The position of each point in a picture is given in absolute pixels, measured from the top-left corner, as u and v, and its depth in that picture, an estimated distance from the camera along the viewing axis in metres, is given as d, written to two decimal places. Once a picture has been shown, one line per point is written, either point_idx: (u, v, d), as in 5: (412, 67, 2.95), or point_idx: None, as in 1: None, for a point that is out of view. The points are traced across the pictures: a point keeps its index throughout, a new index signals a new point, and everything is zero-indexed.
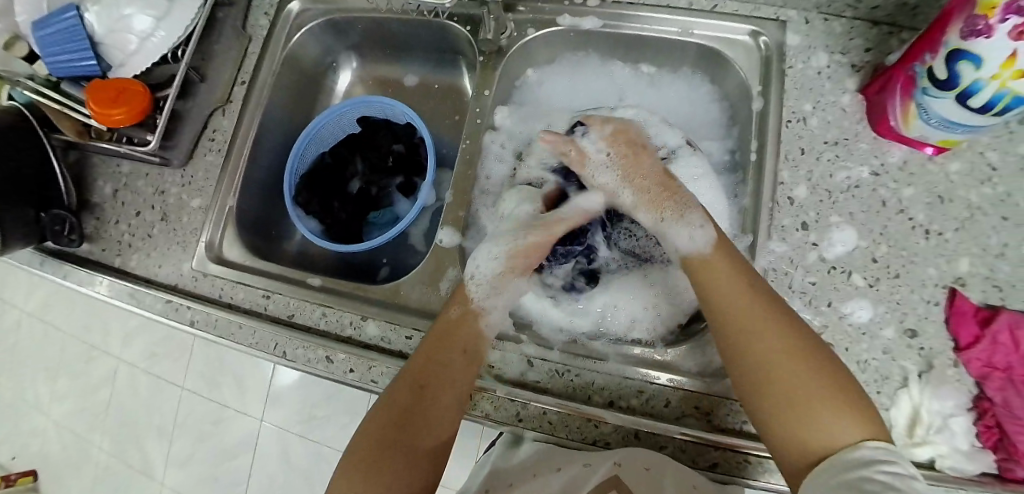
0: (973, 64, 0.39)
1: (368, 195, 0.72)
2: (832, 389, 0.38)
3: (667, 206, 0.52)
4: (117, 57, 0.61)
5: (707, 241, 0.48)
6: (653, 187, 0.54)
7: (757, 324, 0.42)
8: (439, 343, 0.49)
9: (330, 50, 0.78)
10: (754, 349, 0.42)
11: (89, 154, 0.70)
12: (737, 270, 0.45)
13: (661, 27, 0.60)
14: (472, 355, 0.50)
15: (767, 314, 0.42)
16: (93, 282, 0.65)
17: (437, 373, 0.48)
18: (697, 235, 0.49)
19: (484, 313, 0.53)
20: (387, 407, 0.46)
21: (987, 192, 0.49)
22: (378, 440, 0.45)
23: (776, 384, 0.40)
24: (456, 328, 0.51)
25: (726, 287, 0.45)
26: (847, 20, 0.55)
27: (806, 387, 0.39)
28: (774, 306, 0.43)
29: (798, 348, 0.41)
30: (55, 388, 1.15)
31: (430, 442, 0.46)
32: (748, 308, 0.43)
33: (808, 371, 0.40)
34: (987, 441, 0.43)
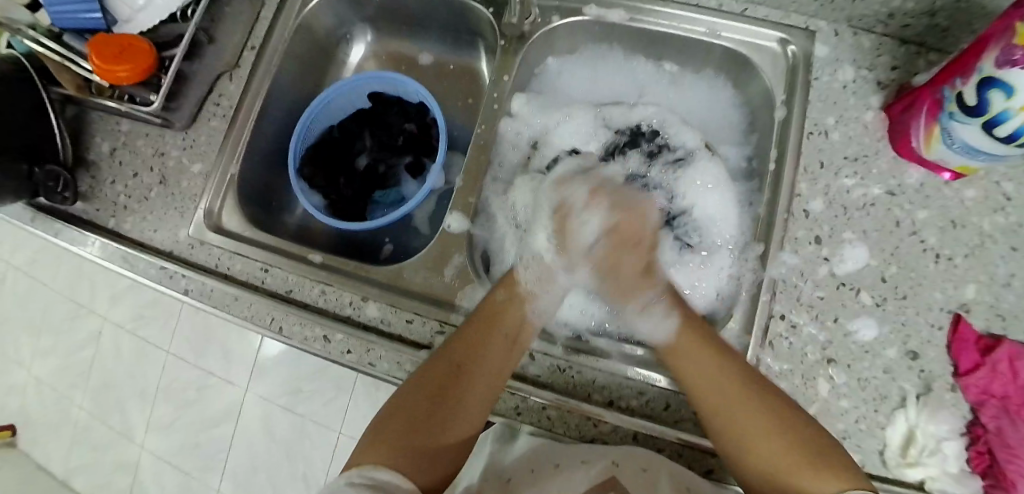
0: (1003, 93, 0.38)
1: (375, 173, 0.70)
2: (805, 445, 0.41)
3: (643, 293, 0.51)
4: (124, 12, 0.59)
5: (669, 330, 0.49)
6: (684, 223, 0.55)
7: (737, 393, 0.44)
8: (484, 327, 0.49)
9: (344, 20, 0.75)
10: (712, 407, 0.45)
11: (86, 109, 0.67)
12: (686, 343, 0.47)
13: (689, 27, 0.59)
14: (512, 349, 0.49)
15: (735, 385, 0.44)
16: (86, 242, 0.63)
17: (477, 356, 0.48)
18: (661, 325, 0.50)
19: (533, 299, 0.53)
20: (424, 383, 0.46)
21: (999, 221, 0.49)
22: (418, 411, 0.45)
23: (756, 445, 0.42)
24: (501, 317, 0.50)
25: (687, 356, 0.47)
26: (877, 36, 0.54)
27: (782, 448, 0.41)
28: (732, 371, 0.45)
29: (760, 409, 0.43)
30: (37, 344, 1.13)
31: (463, 421, 0.46)
32: (725, 385, 0.44)
33: (786, 429, 0.42)
34: (977, 467, 0.44)
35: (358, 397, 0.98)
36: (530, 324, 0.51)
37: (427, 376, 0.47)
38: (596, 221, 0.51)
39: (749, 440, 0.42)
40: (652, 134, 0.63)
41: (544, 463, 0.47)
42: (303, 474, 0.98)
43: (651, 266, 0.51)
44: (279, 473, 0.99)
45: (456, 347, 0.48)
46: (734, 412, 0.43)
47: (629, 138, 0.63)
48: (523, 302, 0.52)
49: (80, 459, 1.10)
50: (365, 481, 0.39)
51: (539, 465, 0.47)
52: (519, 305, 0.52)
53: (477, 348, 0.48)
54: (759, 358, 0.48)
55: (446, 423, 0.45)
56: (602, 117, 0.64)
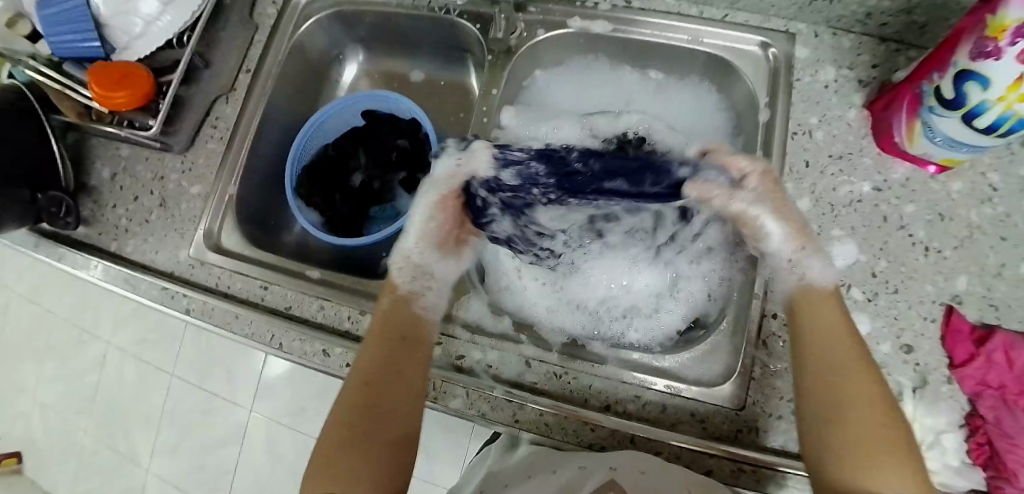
0: (980, 85, 0.39)
1: (370, 189, 0.71)
2: (901, 445, 0.38)
3: (798, 242, 0.46)
4: (122, 40, 0.61)
5: (829, 280, 0.45)
6: (740, 235, 0.50)
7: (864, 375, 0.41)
8: (383, 333, 0.49)
9: (337, 41, 0.76)
10: (827, 382, 0.41)
11: (88, 135, 0.69)
12: (828, 312, 0.44)
13: (672, 35, 0.60)
14: (415, 346, 0.50)
15: (861, 367, 0.41)
16: (89, 265, 0.65)
17: (389, 362, 0.48)
18: (825, 273, 0.46)
19: (418, 297, 0.53)
20: (352, 405, 0.46)
21: (987, 212, 0.49)
22: (349, 433, 0.44)
23: (853, 430, 0.39)
24: (395, 319, 0.50)
25: (825, 325, 0.43)
26: (856, 36, 0.55)
27: (877, 438, 0.39)
28: (866, 357, 0.42)
29: (869, 393, 0.40)
30: (42, 371, 1.14)
31: (398, 431, 0.46)
32: (850, 367, 0.41)
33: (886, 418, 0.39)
34: (978, 458, 0.44)
35: None
36: (423, 317, 0.52)
37: (359, 389, 0.46)
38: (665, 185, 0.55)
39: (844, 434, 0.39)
40: (639, 140, 0.63)
41: (542, 468, 0.47)
42: None
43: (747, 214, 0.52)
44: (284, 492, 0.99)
45: (367, 358, 0.48)
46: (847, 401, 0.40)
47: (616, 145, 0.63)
48: (408, 301, 0.52)
49: (87, 484, 1.10)
50: None
51: (536, 470, 0.47)
52: (407, 303, 0.52)
53: (388, 357, 0.48)
54: (754, 357, 0.49)
55: (379, 437, 0.45)
56: (590, 127, 0.65)
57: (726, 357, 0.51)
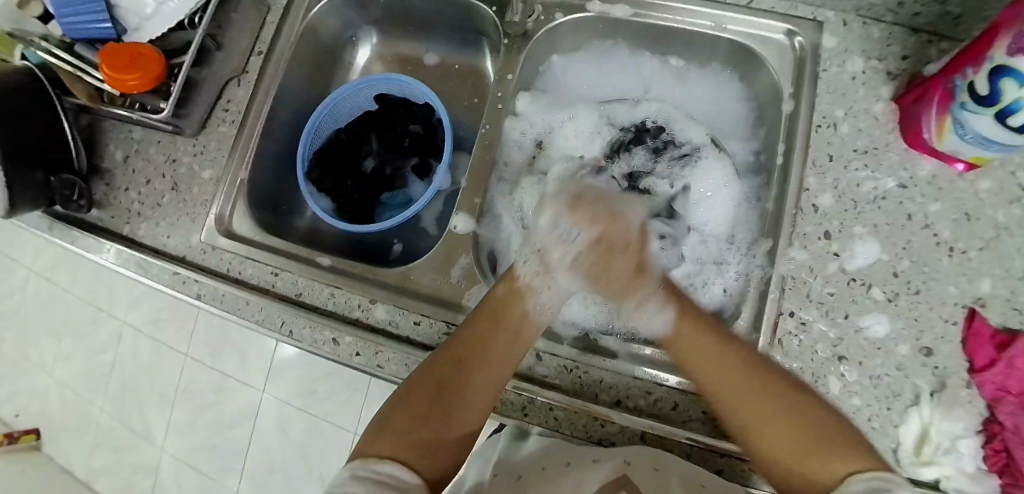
0: (1016, 82, 0.37)
1: (382, 176, 0.70)
2: (812, 430, 0.40)
3: (633, 297, 0.51)
4: (134, 22, 0.61)
5: (665, 323, 0.49)
6: (621, 284, 0.51)
7: (731, 385, 0.44)
8: (490, 322, 0.49)
9: (350, 23, 0.75)
10: (710, 381, 0.45)
11: (99, 117, 0.69)
12: (686, 326, 0.48)
13: (694, 21, 0.58)
14: (520, 339, 0.50)
15: (733, 368, 0.44)
16: (101, 248, 0.65)
17: (483, 350, 0.48)
18: (655, 319, 0.50)
19: (533, 295, 0.52)
20: (427, 379, 0.46)
21: (1015, 213, 0.48)
22: (418, 407, 0.45)
23: (766, 433, 0.42)
24: (505, 311, 0.50)
25: (687, 353, 0.47)
26: (887, 25, 0.53)
27: (798, 434, 0.40)
28: (740, 365, 0.44)
29: (767, 398, 0.42)
30: (60, 348, 1.16)
31: (465, 419, 0.46)
32: (713, 366, 0.45)
33: (788, 417, 0.41)
34: (994, 465, 0.43)
35: (371, 397, 1.00)
36: (540, 317, 0.51)
37: (421, 380, 0.46)
38: (581, 235, 0.52)
39: (744, 422, 0.43)
40: (658, 130, 0.62)
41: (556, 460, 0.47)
42: (318, 474, 1.00)
43: (645, 265, 0.51)
44: (295, 472, 1.01)
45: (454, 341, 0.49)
46: (725, 395, 0.44)
47: (634, 135, 0.63)
48: (527, 297, 0.51)
49: (103, 460, 1.13)
50: (370, 474, 0.38)
51: (551, 462, 0.47)
52: (524, 297, 0.51)
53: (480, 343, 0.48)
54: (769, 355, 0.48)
55: (445, 419, 0.45)
56: (608, 115, 0.64)
57: None
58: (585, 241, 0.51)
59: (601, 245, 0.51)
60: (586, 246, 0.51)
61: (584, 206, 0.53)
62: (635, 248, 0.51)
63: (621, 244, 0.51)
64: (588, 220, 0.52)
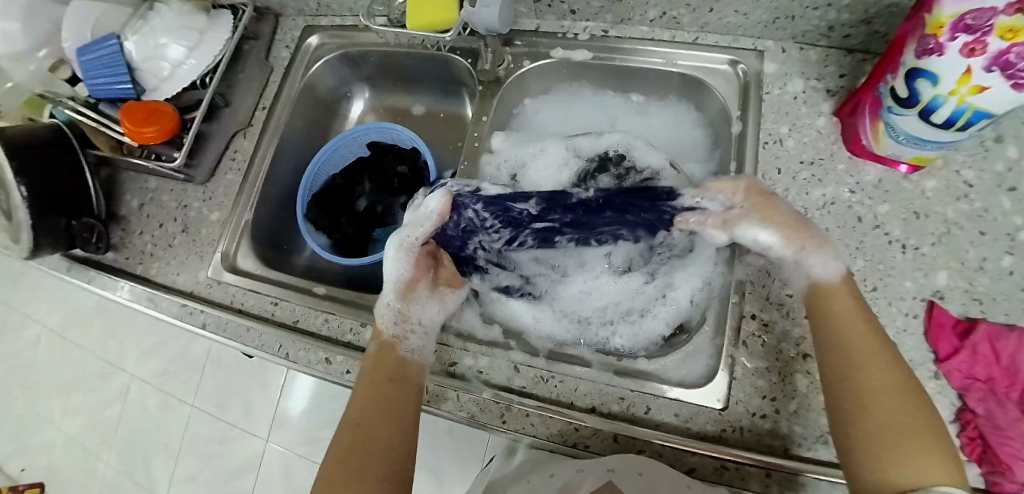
0: (929, 81, 0.41)
1: (373, 213, 0.75)
2: (929, 429, 0.38)
3: (806, 240, 0.47)
4: (151, 82, 0.68)
5: (831, 275, 0.46)
6: (789, 228, 0.48)
7: (872, 356, 0.41)
8: (372, 378, 0.51)
9: (345, 80, 0.82)
10: (850, 347, 0.42)
11: (119, 170, 0.77)
12: (840, 295, 0.45)
13: (646, 59, 0.63)
14: (399, 382, 0.51)
15: (881, 345, 0.42)
16: (117, 286, 0.70)
17: (380, 400, 0.49)
18: (831, 266, 0.46)
19: (401, 341, 0.54)
20: (338, 446, 0.47)
21: (963, 208, 0.49)
22: (335, 474, 0.45)
23: (885, 416, 0.39)
24: (383, 363, 0.52)
25: (838, 311, 0.44)
26: (823, 48, 0.57)
27: (914, 422, 0.38)
28: (884, 340, 0.42)
29: (906, 385, 0.40)
30: (70, 402, 1.18)
31: (386, 464, 0.46)
32: (865, 336, 0.42)
33: (912, 410, 0.39)
34: (972, 454, 0.42)
35: None
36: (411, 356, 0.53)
37: (338, 447, 0.47)
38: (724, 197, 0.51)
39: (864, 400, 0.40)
40: (620, 158, 0.64)
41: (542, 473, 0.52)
42: None
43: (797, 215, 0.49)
44: None
45: (358, 402, 0.50)
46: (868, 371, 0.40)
47: (598, 164, 0.65)
48: (396, 344, 0.53)
49: None
50: None
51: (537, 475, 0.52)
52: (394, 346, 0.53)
53: (379, 393, 0.50)
54: (733, 357, 0.50)
55: (364, 473, 0.45)
56: (574, 148, 0.67)
57: (709, 359, 0.51)
58: (733, 196, 0.50)
59: (755, 192, 0.50)
60: (742, 193, 0.50)
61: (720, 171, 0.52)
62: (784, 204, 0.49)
63: (769, 197, 0.49)
64: (727, 186, 0.51)
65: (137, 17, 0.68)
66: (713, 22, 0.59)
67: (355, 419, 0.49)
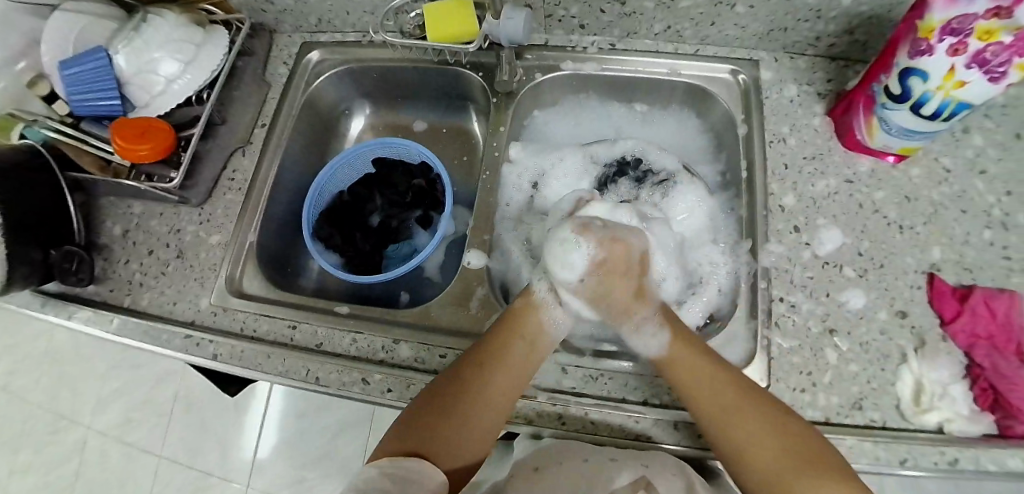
0: (921, 79, 0.47)
1: (388, 228, 0.74)
2: (801, 450, 0.43)
3: (632, 318, 0.52)
4: (143, 99, 0.64)
5: (661, 346, 0.51)
6: (621, 305, 0.52)
7: (720, 407, 0.46)
8: (506, 331, 0.52)
9: (345, 96, 0.81)
10: (696, 391, 0.48)
11: (96, 195, 0.70)
12: (678, 347, 0.50)
13: (652, 70, 0.68)
14: (531, 352, 0.52)
15: (730, 389, 0.47)
16: (102, 320, 0.63)
17: (501, 358, 0.50)
18: (652, 341, 0.52)
19: (547, 308, 0.54)
20: (449, 380, 0.50)
21: (945, 191, 0.57)
22: (439, 406, 0.48)
23: (765, 460, 0.44)
24: (519, 322, 0.52)
25: (681, 366, 0.49)
26: (810, 57, 0.65)
27: (786, 454, 0.43)
28: (732, 386, 0.47)
29: (752, 419, 0.45)
30: (16, 462, 1.06)
31: (485, 419, 0.49)
32: (706, 383, 0.47)
33: (783, 438, 0.44)
34: (984, 403, 0.48)
35: None
36: (548, 329, 0.54)
37: (447, 380, 0.50)
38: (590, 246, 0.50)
39: (737, 448, 0.45)
40: (636, 162, 0.70)
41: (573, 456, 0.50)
42: None
43: (644, 289, 0.53)
44: None
45: (480, 349, 0.51)
46: (717, 420, 0.46)
47: (617, 168, 0.70)
48: (540, 311, 0.54)
49: None
50: (393, 470, 0.43)
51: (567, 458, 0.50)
52: (535, 310, 0.54)
53: (503, 351, 0.51)
54: (769, 339, 0.53)
55: (467, 416, 0.48)
56: (591, 156, 0.72)
57: (747, 343, 0.54)
58: (589, 259, 0.50)
59: (604, 264, 0.50)
60: (588, 268, 0.50)
61: (593, 226, 0.51)
62: (635, 275, 0.52)
63: (622, 269, 0.51)
64: (596, 240, 0.50)
65: (124, 28, 0.63)
66: (713, 34, 0.65)
67: (471, 364, 0.50)
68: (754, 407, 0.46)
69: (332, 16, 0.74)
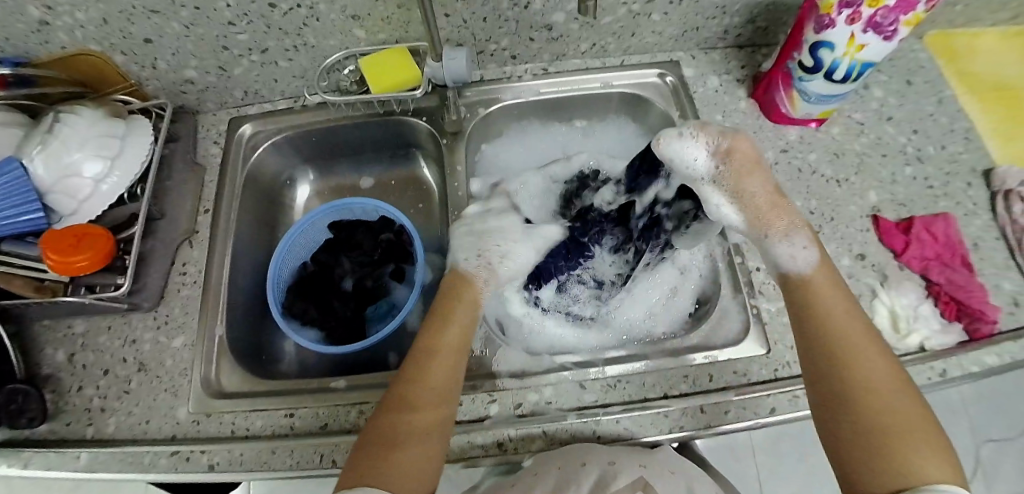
0: (828, 49, 0.54)
1: (364, 290, 0.71)
2: (913, 417, 0.40)
3: (777, 225, 0.48)
4: (69, 205, 0.58)
5: (809, 261, 0.47)
6: (766, 208, 0.48)
7: (853, 345, 0.43)
8: (433, 333, 0.51)
9: (287, 166, 0.79)
10: (832, 329, 0.44)
11: (29, 321, 0.62)
12: (823, 283, 0.46)
13: (586, 86, 0.72)
14: (461, 346, 0.51)
15: (863, 336, 0.44)
16: (65, 460, 0.55)
17: (434, 358, 0.49)
18: (802, 254, 0.47)
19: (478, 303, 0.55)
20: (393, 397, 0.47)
21: (863, 141, 0.66)
22: (390, 423, 0.45)
23: (883, 408, 0.40)
24: (445, 320, 0.52)
25: (823, 295, 0.46)
26: (721, 49, 0.72)
27: (898, 412, 0.40)
28: (873, 339, 0.44)
29: (886, 375, 0.42)
30: None
31: (435, 418, 0.46)
32: (847, 325, 0.44)
33: (901, 399, 0.41)
34: (950, 315, 0.55)
35: None
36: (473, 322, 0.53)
37: (393, 397, 0.47)
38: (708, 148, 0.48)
39: (860, 390, 0.41)
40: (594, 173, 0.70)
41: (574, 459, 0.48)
42: None
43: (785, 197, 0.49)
44: None
45: (413, 358, 0.50)
46: (851, 359, 0.42)
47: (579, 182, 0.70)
48: (465, 305, 0.54)
49: None
50: None
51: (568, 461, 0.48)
52: (458, 306, 0.54)
53: (433, 352, 0.50)
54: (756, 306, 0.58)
55: (417, 425, 0.45)
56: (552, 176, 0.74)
57: (739, 317, 0.58)
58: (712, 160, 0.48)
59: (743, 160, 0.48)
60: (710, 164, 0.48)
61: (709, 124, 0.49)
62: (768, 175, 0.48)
63: (754, 166, 0.48)
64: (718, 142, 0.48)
65: (33, 133, 0.58)
66: (635, 44, 0.70)
67: (409, 374, 0.48)
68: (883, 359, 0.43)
69: (259, 87, 0.72)
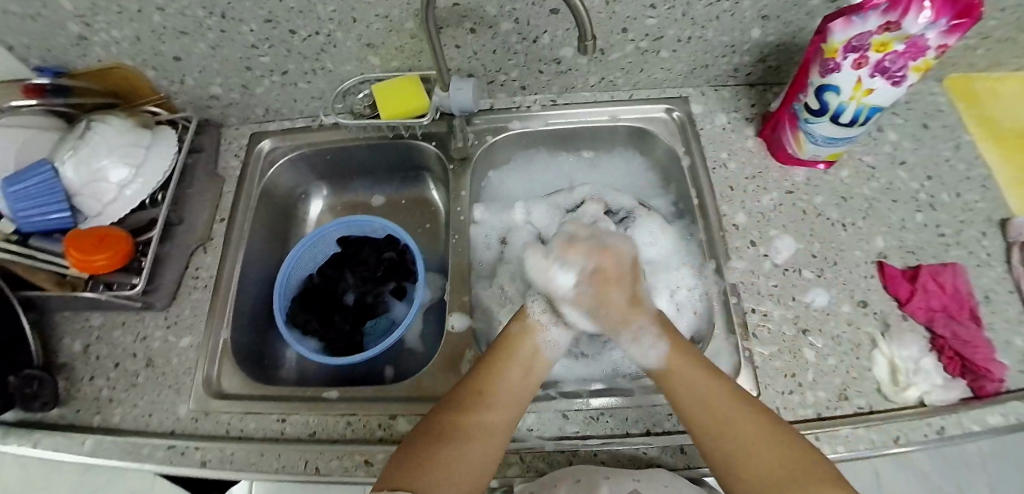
0: (834, 92, 0.54)
1: (365, 304, 0.74)
2: (810, 468, 0.43)
3: (630, 326, 0.53)
4: (94, 207, 0.62)
5: (660, 355, 0.51)
6: (617, 315, 0.54)
7: (724, 413, 0.46)
8: (502, 352, 0.53)
9: (302, 181, 0.82)
10: (702, 402, 0.47)
11: (51, 312, 0.67)
12: (675, 369, 0.50)
13: (594, 119, 0.73)
14: (528, 372, 0.52)
15: (734, 406, 0.46)
16: (72, 445, 0.58)
17: (497, 377, 0.51)
18: (652, 352, 0.52)
19: (542, 330, 0.56)
20: (444, 409, 0.49)
21: (873, 186, 0.65)
22: (437, 432, 0.47)
23: (757, 463, 0.43)
24: (517, 344, 0.53)
25: (690, 380, 0.49)
26: (731, 87, 0.72)
27: (783, 464, 0.43)
28: (751, 408, 0.47)
29: (764, 436, 0.45)
30: None
31: (484, 438, 0.47)
32: (719, 397, 0.47)
33: (793, 454, 0.44)
34: (955, 369, 0.53)
35: None
36: (543, 350, 0.55)
37: (443, 408, 0.49)
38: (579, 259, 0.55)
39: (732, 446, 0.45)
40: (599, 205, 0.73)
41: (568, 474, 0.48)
42: None
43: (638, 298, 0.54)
44: None
45: (474, 375, 0.51)
46: (712, 428, 0.46)
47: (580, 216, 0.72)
48: (536, 331, 0.55)
49: None
50: None
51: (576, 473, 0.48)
52: (532, 332, 0.55)
53: (494, 371, 0.51)
54: (752, 350, 0.55)
55: (465, 441, 0.46)
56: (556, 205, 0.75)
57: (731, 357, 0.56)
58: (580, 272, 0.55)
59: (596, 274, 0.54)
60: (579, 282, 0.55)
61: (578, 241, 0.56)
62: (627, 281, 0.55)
63: (615, 278, 0.54)
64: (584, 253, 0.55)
65: (68, 139, 0.62)
66: (643, 79, 0.71)
67: (469, 389, 0.50)
68: (763, 425, 0.46)
69: (280, 106, 0.75)
